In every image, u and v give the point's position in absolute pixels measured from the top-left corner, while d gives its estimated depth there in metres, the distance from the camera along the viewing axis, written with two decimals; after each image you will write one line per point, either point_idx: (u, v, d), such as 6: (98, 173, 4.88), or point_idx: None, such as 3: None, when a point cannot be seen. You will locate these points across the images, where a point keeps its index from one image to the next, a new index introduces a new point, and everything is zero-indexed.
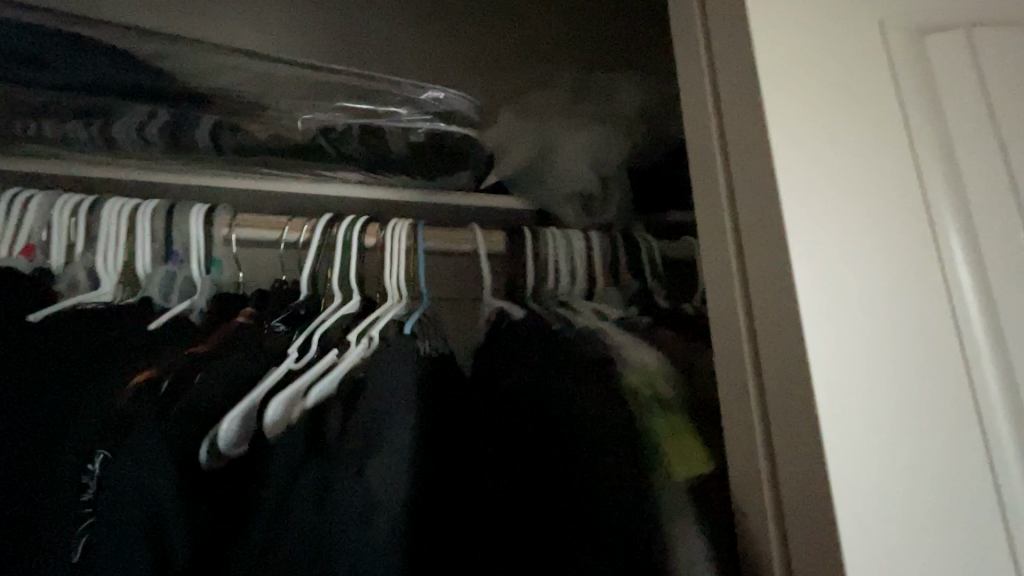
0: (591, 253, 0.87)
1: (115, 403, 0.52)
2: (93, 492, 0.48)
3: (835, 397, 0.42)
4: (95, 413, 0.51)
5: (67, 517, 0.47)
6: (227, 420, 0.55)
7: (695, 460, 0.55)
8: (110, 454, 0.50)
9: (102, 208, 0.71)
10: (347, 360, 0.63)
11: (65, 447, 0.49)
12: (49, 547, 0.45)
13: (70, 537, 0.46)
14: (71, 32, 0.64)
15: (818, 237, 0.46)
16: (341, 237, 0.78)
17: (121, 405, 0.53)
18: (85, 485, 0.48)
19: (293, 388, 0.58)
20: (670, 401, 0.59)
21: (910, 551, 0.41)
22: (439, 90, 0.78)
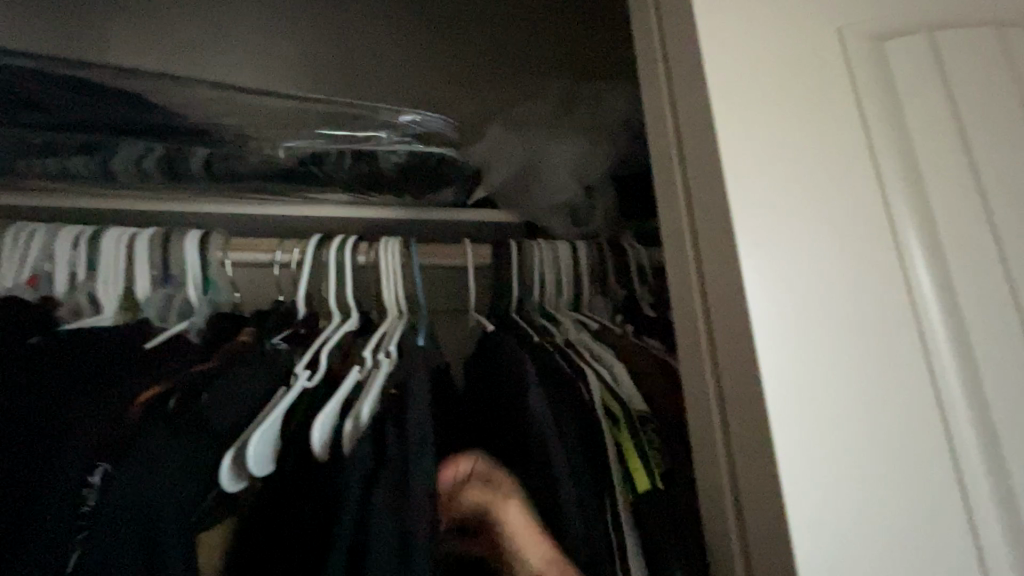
0: (578, 262, 0.88)
1: (119, 419, 0.56)
2: (92, 505, 0.51)
3: (792, 403, 0.43)
4: (96, 430, 0.54)
5: (66, 528, 0.49)
6: (257, 441, 0.57)
7: (643, 475, 0.58)
8: (111, 467, 0.53)
9: (102, 237, 0.74)
10: (376, 380, 0.67)
11: (64, 465, 0.51)
12: (48, 555, 0.48)
13: (69, 547, 0.49)
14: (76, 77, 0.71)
15: (776, 251, 0.46)
16: (334, 257, 0.81)
17: (127, 423, 0.56)
18: (84, 498, 0.51)
19: (330, 411, 0.61)
20: (620, 416, 0.63)
21: (873, 553, 0.42)
22: (414, 113, 0.81)
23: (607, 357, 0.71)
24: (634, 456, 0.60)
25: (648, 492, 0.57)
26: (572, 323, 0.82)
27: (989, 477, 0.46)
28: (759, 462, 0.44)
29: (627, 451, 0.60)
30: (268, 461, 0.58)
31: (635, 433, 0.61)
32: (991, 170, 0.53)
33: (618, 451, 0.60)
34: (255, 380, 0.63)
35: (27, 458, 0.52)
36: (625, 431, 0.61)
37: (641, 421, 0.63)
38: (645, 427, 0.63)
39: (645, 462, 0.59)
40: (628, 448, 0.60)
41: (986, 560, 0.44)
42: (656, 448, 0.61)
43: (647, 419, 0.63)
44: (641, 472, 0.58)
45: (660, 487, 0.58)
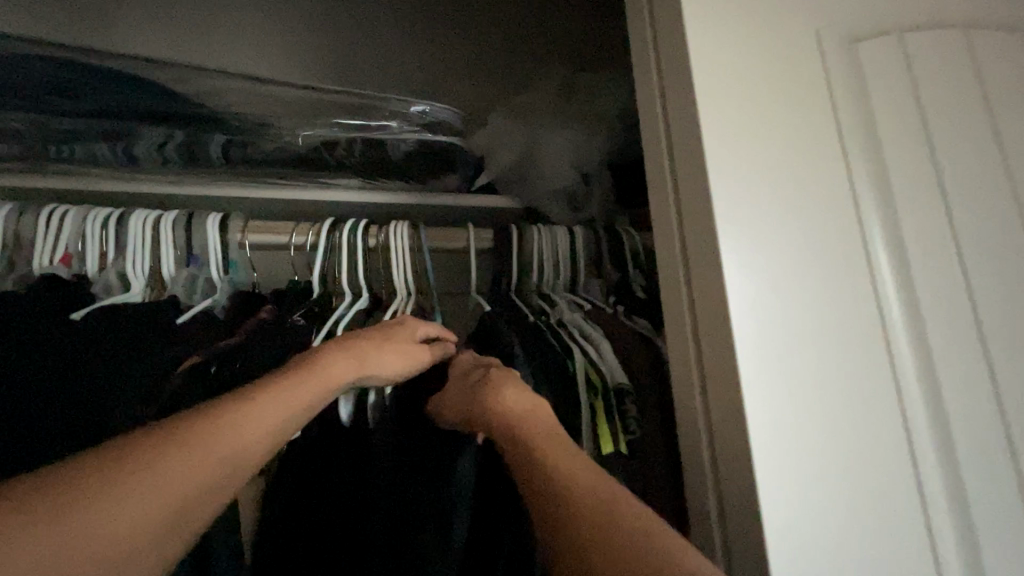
0: (575, 246, 0.93)
1: (162, 384, 0.63)
2: None
3: (760, 370, 0.49)
4: (143, 392, 0.61)
5: None
6: None
7: (608, 441, 0.66)
8: (161, 425, 0.61)
9: (129, 219, 0.79)
10: None
11: (112, 424, 0.58)
12: None
13: None
14: (98, 65, 0.75)
15: (752, 237, 0.52)
16: (345, 240, 0.86)
17: (171, 387, 0.63)
18: None
19: None
20: (599, 387, 0.68)
21: (828, 498, 0.48)
22: (423, 104, 0.86)
23: (595, 335, 0.75)
24: (604, 424, 0.67)
25: (609, 454, 0.66)
26: (567, 304, 0.88)
27: (933, 433, 0.52)
28: (733, 420, 0.49)
29: (599, 418, 0.67)
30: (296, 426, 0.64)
31: (609, 403, 0.68)
32: (950, 163, 0.59)
33: (591, 417, 0.67)
34: (280, 353, 0.69)
35: (79, 419, 0.58)
36: (600, 400, 0.68)
37: (619, 393, 0.68)
38: (623, 399, 0.68)
39: (613, 429, 0.67)
40: (601, 417, 0.67)
41: (928, 503, 0.50)
42: (632, 418, 0.67)
43: (627, 392, 0.68)
44: (607, 438, 0.66)
45: (622, 452, 0.66)
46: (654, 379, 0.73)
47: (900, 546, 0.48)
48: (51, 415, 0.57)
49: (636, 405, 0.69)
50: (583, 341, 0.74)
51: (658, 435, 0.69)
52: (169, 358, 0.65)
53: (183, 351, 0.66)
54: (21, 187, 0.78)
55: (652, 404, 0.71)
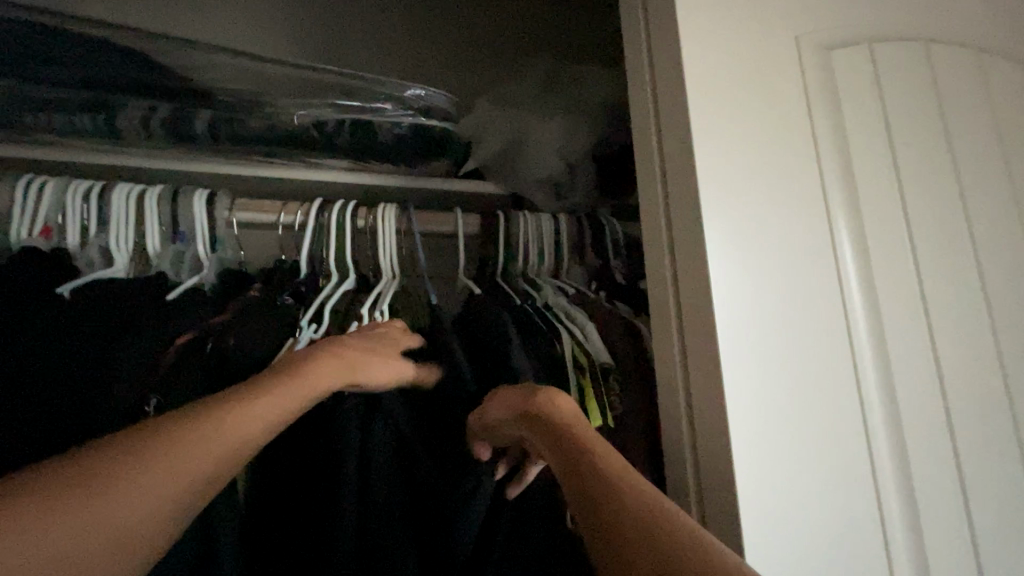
0: (559, 233, 0.96)
1: (160, 360, 0.63)
2: None
3: (735, 351, 0.53)
4: (140, 369, 0.61)
5: None
6: None
7: (596, 414, 0.70)
8: (161, 399, 0.60)
9: (111, 193, 0.77)
10: None
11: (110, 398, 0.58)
12: None
13: None
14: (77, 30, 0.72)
15: (733, 230, 0.56)
16: (335, 220, 0.87)
17: (166, 365, 0.63)
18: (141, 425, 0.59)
19: None
20: (587, 365, 0.73)
21: (791, 465, 0.53)
22: (420, 88, 0.86)
23: (580, 318, 0.79)
24: (592, 399, 0.70)
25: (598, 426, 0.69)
26: (551, 289, 0.91)
27: (885, 409, 0.57)
28: (712, 397, 0.53)
29: (588, 395, 0.71)
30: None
31: (596, 380, 0.72)
32: (908, 166, 0.65)
33: (579, 393, 0.71)
34: (274, 330, 0.70)
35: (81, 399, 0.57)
36: (588, 376, 0.72)
37: (604, 371, 0.73)
38: (608, 376, 0.73)
39: (601, 403, 0.71)
40: (589, 392, 0.71)
41: (877, 471, 0.55)
42: (613, 395, 0.72)
43: (610, 369, 0.73)
44: (595, 411, 0.70)
45: (609, 426, 0.70)
46: (637, 355, 0.77)
47: (854, 512, 0.54)
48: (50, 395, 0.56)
49: (619, 381, 0.74)
50: (568, 324, 0.78)
51: (644, 408, 0.73)
52: (164, 334, 0.64)
53: (175, 329, 0.65)
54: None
55: (635, 378, 0.75)
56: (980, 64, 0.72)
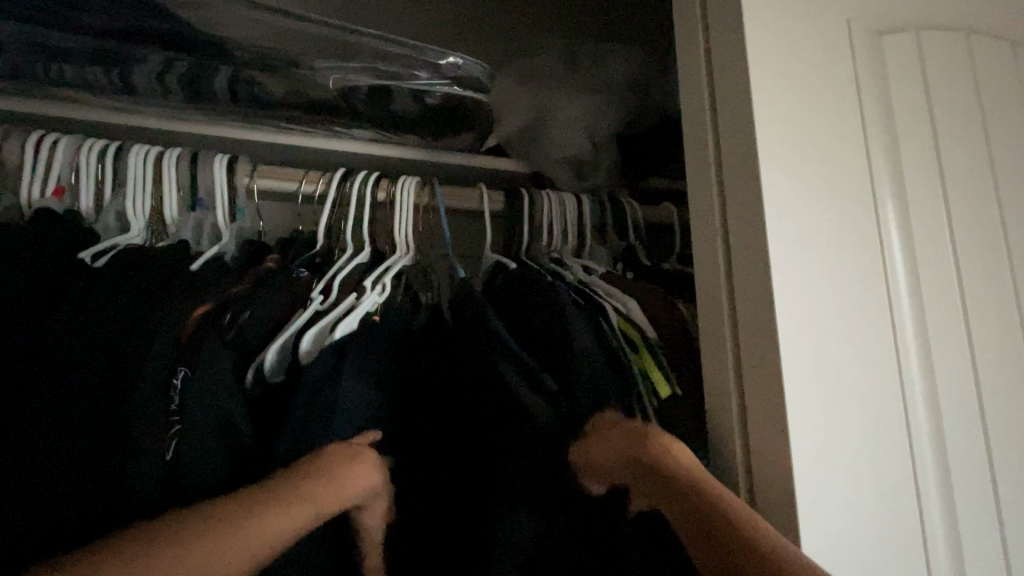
0: (583, 213, 0.95)
1: (183, 328, 0.59)
2: (179, 404, 0.56)
3: (791, 332, 0.54)
4: (165, 336, 0.58)
5: (159, 425, 0.54)
6: (273, 351, 0.65)
7: (664, 385, 0.68)
8: (190, 371, 0.57)
9: (127, 152, 0.74)
10: (364, 305, 0.72)
11: (134, 366, 0.55)
12: (147, 449, 0.52)
13: (164, 442, 0.54)
14: None
15: (789, 215, 0.56)
16: (356, 191, 0.83)
17: (189, 333, 0.60)
18: (171, 398, 0.56)
19: (322, 324, 0.68)
20: (640, 341, 0.71)
21: (837, 447, 0.54)
22: (459, 58, 0.79)
23: (619, 294, 0.78)
24: (655, 372, 0.69)
25: (668, 397, 0.68)
26: (577, 267, 0.90)
27: (926, 394, 0.59)
28: (766, 378, 0.54)
29: (648, 369, 0.69)
30: (286, 368, 0.67)
31: (654, 355, 0.70)
32: (949, 156, 0.65)
33: (641, 372, 0.69)
34: (286, 300, 0.70)
35: (112, 364, 0.55)
36: (645, 352, 0.70)
37: (654, 345, 0.71)
38: (658, 350, 0.71)
39: (664, 375, 0.69)
40: (650, 365, 0.69)
41: (916, 453, 0.57)
42: (668, 368, 0.71)
43: (659, 344, 0.72)
44: (662, 384, 0.68)
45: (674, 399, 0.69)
46: (679, 337, 0.76)
47: (898, 494, 0.55)
48: (85, 360, 0.54)
49: (666, 357, 0.73)
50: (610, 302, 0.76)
51: (691, 383, 0.72)
52: (186, 303, 0.61)
53: (192, 300, 0.62)
54: (25, 113, 0.75)
55: (671, 357, 0.74)
56: (1016, 57, 0.72)
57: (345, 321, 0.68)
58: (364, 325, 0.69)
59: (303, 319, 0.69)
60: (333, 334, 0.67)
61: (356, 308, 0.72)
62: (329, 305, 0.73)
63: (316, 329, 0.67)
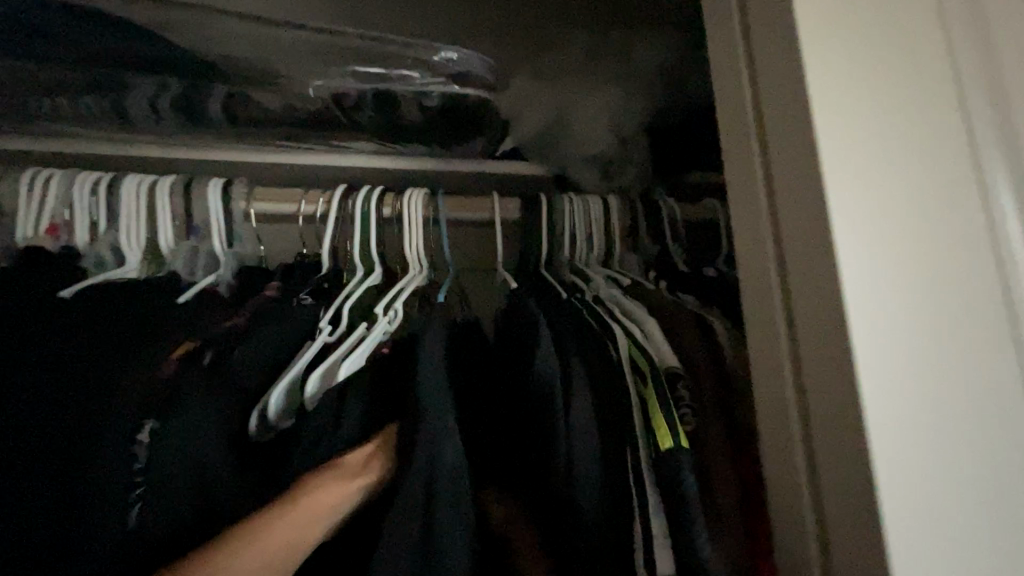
0: (610, 216, 0.85)
1: (159, 370, 0.54)
2: (144, 462, 0.51)
3: (876, 354, 0.43)
4: (139, 383, 0.52)
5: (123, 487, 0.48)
6: (277, 392, 0.55)
7: (666, 433, 0.54)
8: (156, 423, 0.52)
9: (121, 185, 0.71)
10: (371, 337, 0.63)
11: (97, 418, 0.49)
12: (109, 516, 0.47)
13: (126, 506, 0.48)
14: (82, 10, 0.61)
15: (867, 213, 0.46)
16: (359, 209, 0.77)
17: (165, 376, 0.55)
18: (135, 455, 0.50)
19: (330, 360, 0.59)
20: (648, 373, 0.60)
21: (943, 498, 0.43)
22: (453, 50, 0.69)
23: (637, 313, 0.68)
24: (660, 417, 0.55)
25: (670, 450, 0.53)
26: (603, 278, 0.80)
27: None
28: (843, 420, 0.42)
29: (652, 408, 0.57)
30: (297, 411, 0.57)
31: (663, 391, 0.58)
32: None
33: (643, 408, 0.58)
34: (289, 333, 0.61)
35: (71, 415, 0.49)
36: (652, 386, 0.58)
37: (670, 378, 0.59)
38: (676, 384, 0.59)
39: (671, 419, 0.55)
40: (655, 409, 0.56)
41: None
42: (686, 408, 0.58)
43: (679, 375, 0.59)
44: (666, 430, 0.54)
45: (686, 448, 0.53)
46: (715, 373, 0.62)
47: None
48: (41, 413, 0.48)
49: (692, 390, 0.59)
50: (628, 323, 0.66)
51: (721, 429, 0.58)
52: (159, 343, 0.56)
53: (172, 338, 0.57)
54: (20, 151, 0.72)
55: (708, 395, 0.60)
56: None
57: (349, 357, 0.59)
58: (370, 360, 0.59)
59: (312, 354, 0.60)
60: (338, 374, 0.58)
61: (366, 338, 0.63)
62: (338, 336, 0.65)
63: (322, 372, 0.58)
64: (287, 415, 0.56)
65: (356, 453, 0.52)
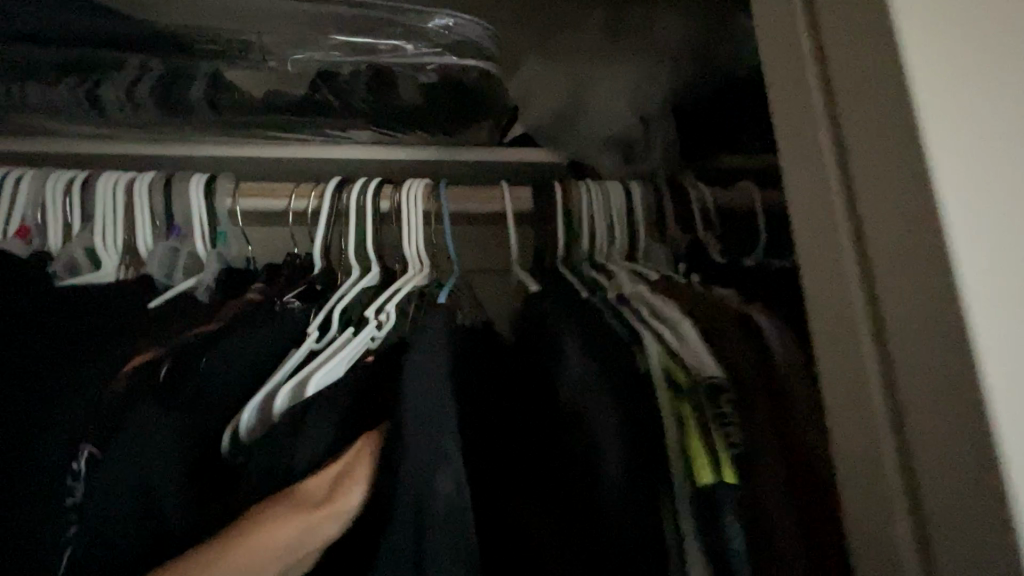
0: (632, 204, 0.76)
1: (110, 384, 0.48)
2: (81, 496, 0.43)
3: (1001, 353, 0.33)
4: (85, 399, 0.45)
5: (50, 524, 0.40)
6: (250, 408, 0.48)
7: (707, 465, 0.46)
8: (97, 451, 0.46)
9: (97, 182, 0.65)
10: (356, 346, 0.55)
11: (27, 437, 0.42)
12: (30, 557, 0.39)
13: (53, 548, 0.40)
14: None
15: (977, 172, 0.36)
16: (353, 201, 0.69)
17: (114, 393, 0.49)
18: (71, 487, 0.43)
19: (305, 373, 0.51)
20: (682, 388, 0.51)
21: None
22: (448, 16, 0.67)
23: (668, 313, 0.59)
24: (698, 446, 0.48)
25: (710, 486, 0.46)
26: (626, 273, 0.71)
27: None
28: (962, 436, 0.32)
29: (692, 433, 0.49)
30: (260, 426, 0.49)
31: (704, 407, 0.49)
32: None
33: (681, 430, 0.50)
34: (270, 338, 0.54)
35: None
36: (688, 404, 0.50)
37: (711, 391, 0.50)
38: (719, 398, 0.50)
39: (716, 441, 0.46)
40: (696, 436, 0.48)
41: None
42: (732, 426, 0.48)
43: (721, 388, 0.50)
44: (707, 463, 0.47)
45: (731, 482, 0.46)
46: (766, 382, 0.52)
47: None
48: None
49: (738, 402, 0.50)
50: (659, 327, 0.57)
51: (779, 448, 0.48)
52: (118, 353, 0.50)
53: (132, 349, 0.51)
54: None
55: (759, 408, 0.50)
56: None
57: (326, 367, 0.52)
58: (355, 367, 0.51)
59: (294, 361, 0.53)
60: (307, 389, 0.50)
61: (352, 347, 0.55)
62: (327, 344, 0.57)
63: (292, 381, 0.50)
64: (253, 429, 0.48)
65: (317, 479, 0.44)
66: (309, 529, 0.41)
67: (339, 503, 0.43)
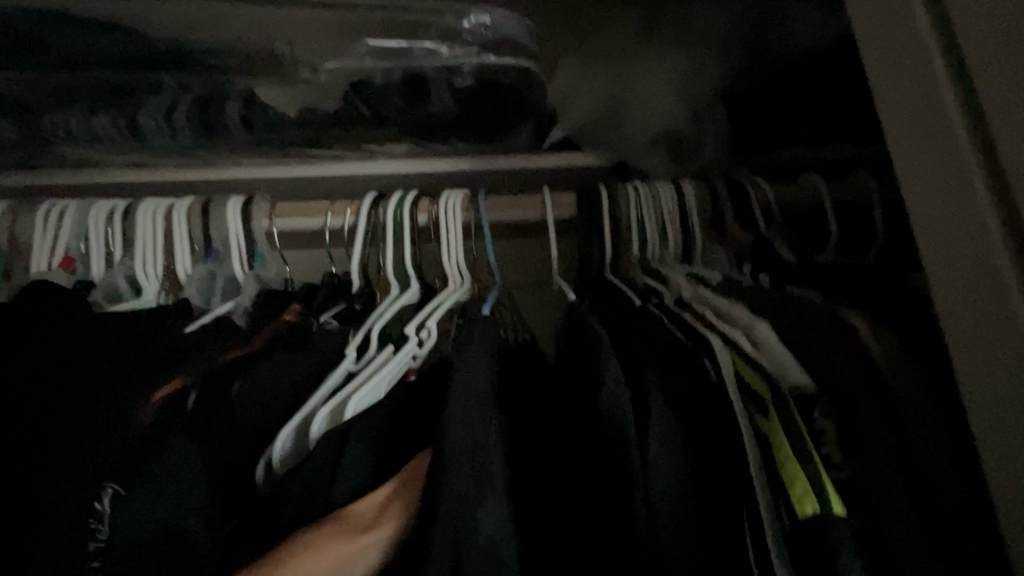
0: (686, 204, 0.70)
1: (136, 414, 0.45)
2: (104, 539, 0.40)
3: None
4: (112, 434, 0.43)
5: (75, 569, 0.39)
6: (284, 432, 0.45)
7: (806, 494, 0.38)
8: (121, 488, 0.42)
9: (136, 212, 0.64)
10: (395, 364, 0.51)
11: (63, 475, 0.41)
12: None
13: None
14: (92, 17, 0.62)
15: None
16: (390, 216, 0.66)
17: (141, 424, 0.45)
18: (96, 530, 0.40)
19: (340, 396, 0.47)
20: (765, 400, 0.45)
21: None
22: (485, 14, 0.65)
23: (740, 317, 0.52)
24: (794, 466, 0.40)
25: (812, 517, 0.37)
26: (683, 277, 0.64)
27: None
28: None
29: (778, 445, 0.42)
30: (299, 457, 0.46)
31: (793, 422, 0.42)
32: None
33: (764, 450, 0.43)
34: (306, 361, 0.51)
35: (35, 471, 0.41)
36: (776, 423, 0.43)
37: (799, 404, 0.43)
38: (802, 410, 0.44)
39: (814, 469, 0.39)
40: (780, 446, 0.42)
41: None
42: None
43: None
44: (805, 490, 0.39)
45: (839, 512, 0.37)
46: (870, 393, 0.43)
47: None
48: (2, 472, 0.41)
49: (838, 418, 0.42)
50: (733, 333, 0.50)
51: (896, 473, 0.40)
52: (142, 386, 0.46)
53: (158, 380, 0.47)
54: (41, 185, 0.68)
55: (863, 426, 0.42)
56: None
57: (364, 389, 0.48)
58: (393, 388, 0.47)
59: (333, 384, 0.50)
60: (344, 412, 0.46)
61: (390, 366, 0.51)
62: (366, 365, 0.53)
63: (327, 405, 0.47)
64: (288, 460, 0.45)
65: (366, 501, 0.40)
66: (352, 556, 0.37)
67: (385, 528, 0.39)
